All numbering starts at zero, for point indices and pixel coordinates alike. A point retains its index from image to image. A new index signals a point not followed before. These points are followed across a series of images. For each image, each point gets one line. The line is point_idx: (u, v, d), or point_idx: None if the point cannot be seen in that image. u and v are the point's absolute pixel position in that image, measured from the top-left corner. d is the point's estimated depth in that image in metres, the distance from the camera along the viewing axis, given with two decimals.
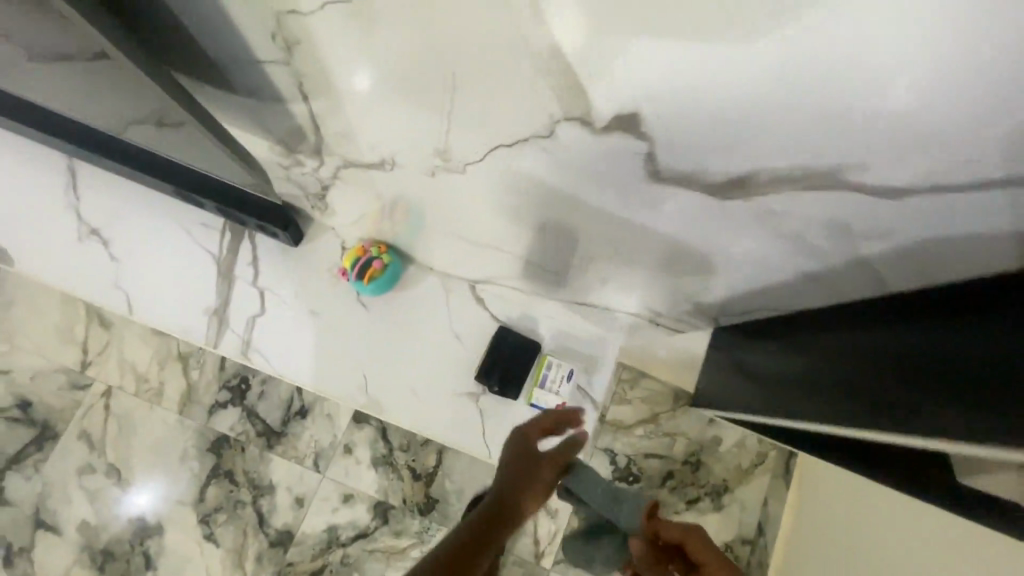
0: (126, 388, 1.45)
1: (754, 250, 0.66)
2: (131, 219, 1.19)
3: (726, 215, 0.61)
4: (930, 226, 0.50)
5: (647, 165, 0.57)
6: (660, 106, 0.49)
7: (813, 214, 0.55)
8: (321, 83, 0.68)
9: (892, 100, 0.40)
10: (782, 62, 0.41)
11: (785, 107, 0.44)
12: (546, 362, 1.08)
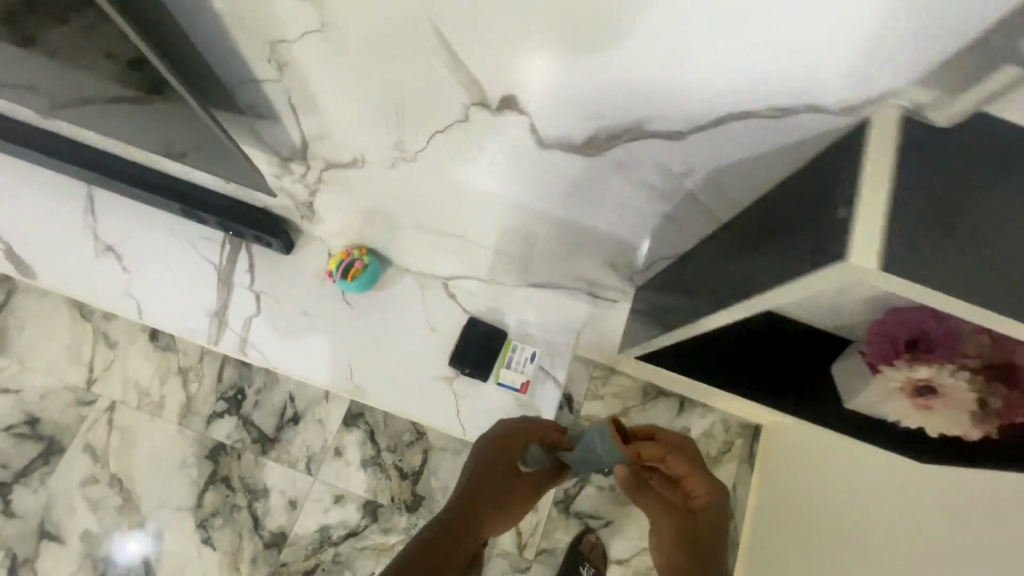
0: (129, 402, 1.52)
1: (630, 198, 0.65)
2: (139, 232, 1.15)
3: (593, 171, 0.61)
4: (761, 141, 0.50)
5: (581, 156, 0.58)
6: (568, 105, 0.51)
7: (663, 154, 0.55)
8: (306, 103, 0.62)
9: (775, 70, 0.43)
10: (670, 56, 0.43)
11: (678, 96, 0.47)
12: (511, 345, 1.12)
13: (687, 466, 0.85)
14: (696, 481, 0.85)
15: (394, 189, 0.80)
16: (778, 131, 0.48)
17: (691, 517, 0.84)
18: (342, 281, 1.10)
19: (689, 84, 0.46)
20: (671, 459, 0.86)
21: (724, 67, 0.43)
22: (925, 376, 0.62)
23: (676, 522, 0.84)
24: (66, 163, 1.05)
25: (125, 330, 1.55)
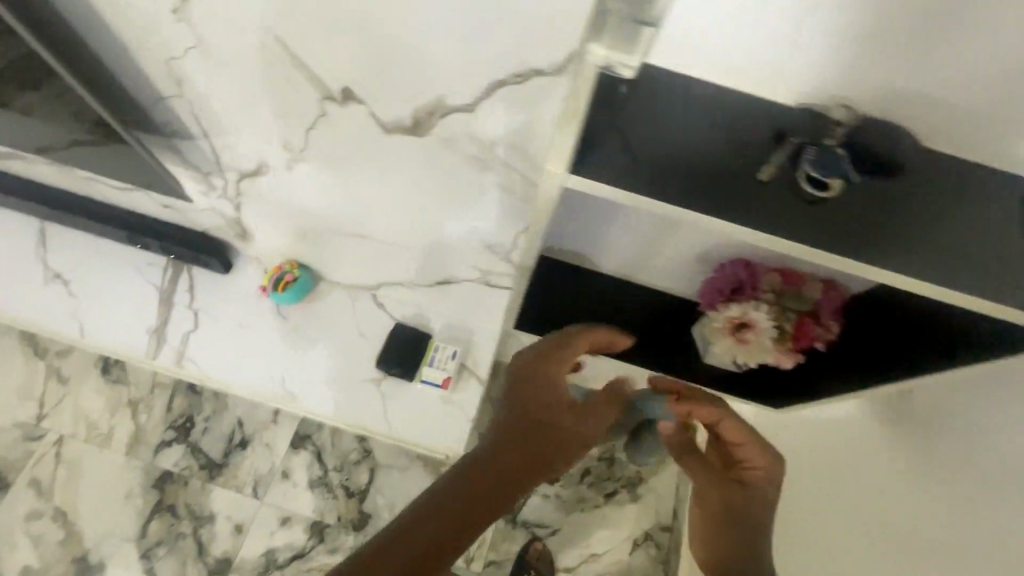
0: (78, 435, 1.54)
1: (471, 178, 0.72)
2: (85, 260, 1.24)
3: (437, 155, 0.68)
4: (536, 98, 0.57)
5: (416, 137, 0.65)
6: (376, 83, 0.59)
7: (473, 129, 0.62)
8: (206, 117, 0.74)
9: (514, 29, 0.51)
10: (427, 24, 0.52)
11: (455, 66, 0.55)
12: (432, 344, 1.20)
13: (743, 433, 0.81)
14: (748, 449, 0.81)
15: (301, 194, 0.91)
16: (540, 89, 0.56)
17: (739, 487, 0.81)
18: (273, 292, 1.19)
19: (459, 55, 0.54)
20: (725, 423, 0.81)
21: (474, 33, 0.52)
22: None
23: (716, 495, 0.81)
24: (21, 198, 1.17)
25: (77, 365, 1.60)
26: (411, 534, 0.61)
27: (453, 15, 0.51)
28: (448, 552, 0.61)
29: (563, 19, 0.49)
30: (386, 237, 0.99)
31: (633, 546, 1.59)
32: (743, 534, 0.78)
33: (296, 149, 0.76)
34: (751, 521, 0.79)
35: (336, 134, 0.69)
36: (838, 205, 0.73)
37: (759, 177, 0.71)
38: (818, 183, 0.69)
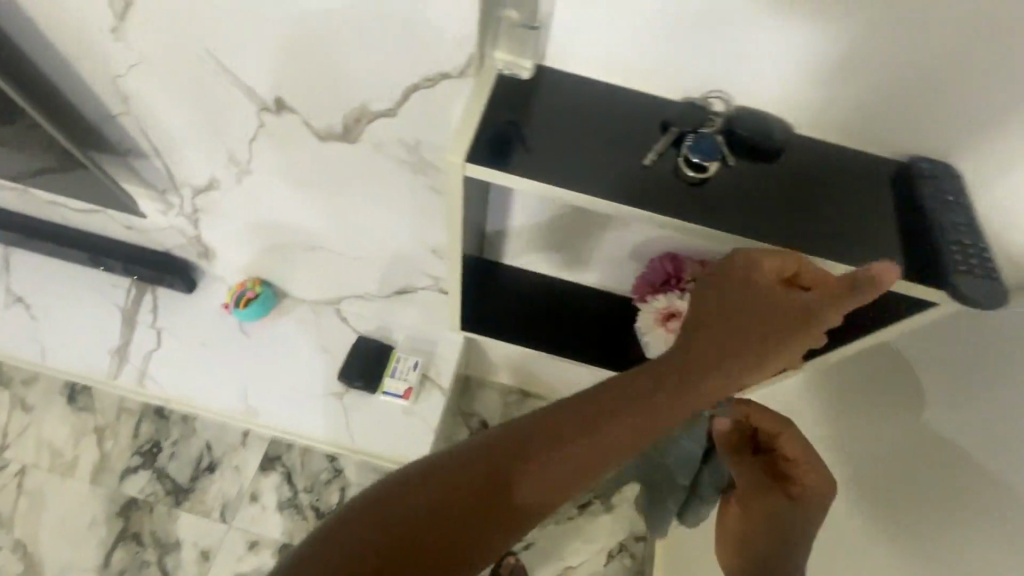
0: (41, 464, 1.52)
1: (404, 183, 0.78)
2: (50, 283, 1.26)
3: (370, 163, 0.75)
4: (445, 101, 0.63)
5: (347, 142, 0.72)
6: (306, 92, 0.66)
7: (398, 135, 0.69)
8: (157, 133, 0.80)
9: (415, 38, 0.57)
10: (340, 36, 0.58)
11: (371, 75, 0.62)
12: (393, 355, 1.22)
13: (802, 448, 0.62)
14: (803, 467, 0.62)
15: (255, 206, 0.94)
16: (447, 93, 0.62)
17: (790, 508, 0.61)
18: (236, 309, 1.21)
19: (372, 62, 0.60)
20: (785, 441, 0.62)
21: (382, 43, 0.58)
22: (665, 306, 0.76)
23: (764, 511, 0.62)
24: None
25: (43, 394, 1.58)
26: (444, 479, 0.50)
27: (361, 27, 0.57)
28: (477, 511, 0.49)
29: (454, 28, 0.55)
30: (340, 247, 1.02)
31: (608, 558, 1.53)
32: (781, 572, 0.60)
33: (242, 163, 0.82)
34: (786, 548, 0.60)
35: (277, 143, 0.75)
36: (717, 184, 0.59)
37: (641, 162, 0.58)
38: (694, 164, 0.57)
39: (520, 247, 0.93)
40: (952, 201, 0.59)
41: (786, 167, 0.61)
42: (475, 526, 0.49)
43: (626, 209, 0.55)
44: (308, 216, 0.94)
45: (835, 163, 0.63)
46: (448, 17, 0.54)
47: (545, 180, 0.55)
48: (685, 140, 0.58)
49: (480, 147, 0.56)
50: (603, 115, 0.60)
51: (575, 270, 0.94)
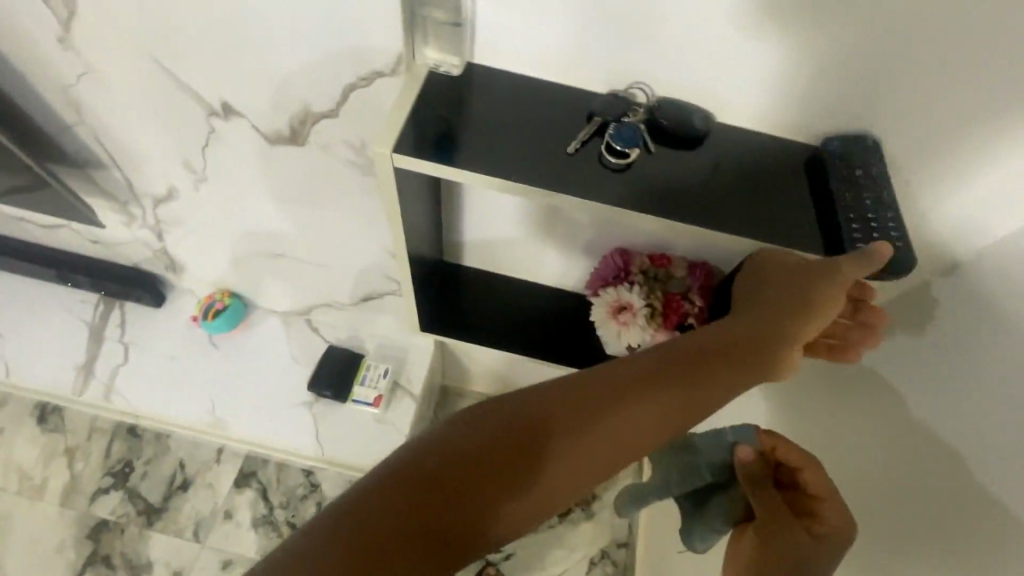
0: (9, 487, 1.48)
1: (355, 181, 0.79)
2: (18, 301, 1.26)
3: (319, 163, 0.77)
4: (380, 99, 0.66)
5: (295, 143, 0.75)
6: (249, 91, 0.69)
7: (343, 135, 0.71)
8: (116, 141, 0.83)
9: (347, 38, 0.60)
10: (277, 39, 0.62)
11: (309, 75, 0.65)
12: (363, 363, 1.21)
13: (823, 481, 0.57)
14: (828, 503, 0.56)
15: (217, 213, 0.95)
16: (382, 92, 0.65)
17: (812, 544, 0.52)
18: (204, 321, 1.21)
19: (310, 64, 0.64)
20: (810, 475, 0.57)
21: (318, 44, 0.61)
22: (615, 298, 0.78)
23: (784, 551, 0.51)
24: None
25: (12, 416, 1.54)
26: (447, 447, 0.50)
27: (294, 30, 0.60)
28: (480, 483, 0.48)
29: (381, 28, 0.58)
30: (303, 254, 1.02)
31: (590, 565, 1.42)
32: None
33: (198, 169, 0.85)
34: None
35: (227, 143, 0.78)
36: (642, 170, 0.60)
37: (565, 151, 0.60)
38: (616, 151, 0.59)
39: (477, 248, 0.94)
40: (858, 177, 0.59)
41: (711, 153, 0.62)
42: (476, 500, 0.48)
43: (553, 194, 0.57)
44: (270, 221, 0.94)
45: (756, 147, 0.64)
46: (375, 16, 0.57)
47: (473, 168, 0.57)
48: (607, 128, 0.59)
49: (412, 139, 0.58)
50: (531, 109, 0.61)
51: (534, 269, 0.95)
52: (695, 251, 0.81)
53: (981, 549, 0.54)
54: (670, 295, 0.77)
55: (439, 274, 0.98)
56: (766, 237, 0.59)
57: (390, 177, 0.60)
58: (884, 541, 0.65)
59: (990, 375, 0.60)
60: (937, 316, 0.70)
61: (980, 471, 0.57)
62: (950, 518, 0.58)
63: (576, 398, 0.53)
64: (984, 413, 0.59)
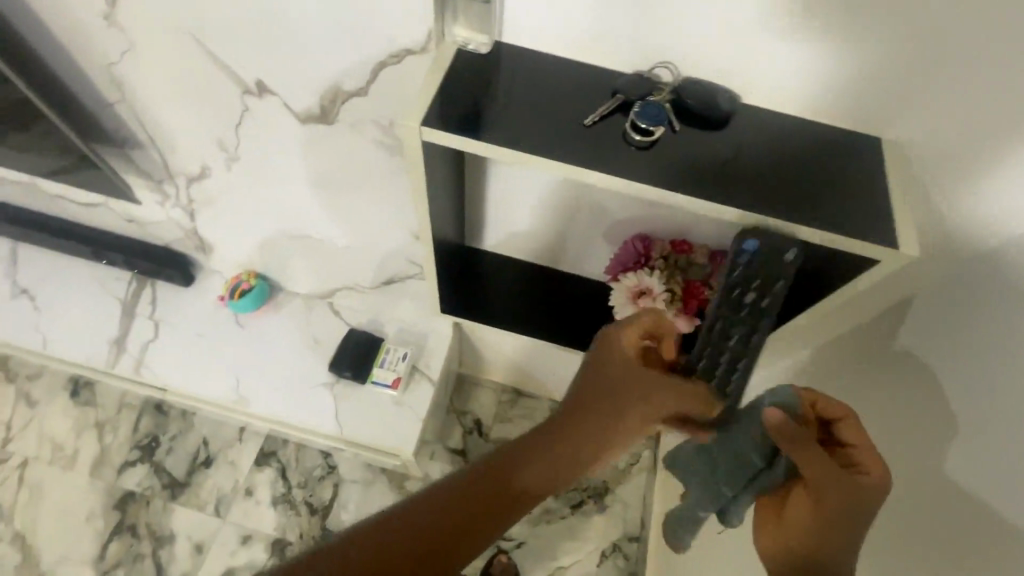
0: (42, 457, 1.51)
1: (381, 162, 0.81)
2: (57, 276, 1.31)
3: (346, 142, 0.79)
4: (407, 78, 0.67)
5: (325, 122, 0.77)
6: (281, 68, 0.71)
7: (370, 114, 0.73)
8: (153, 117, 0.86)
9: (377, 18, 0.62)
10: (310, 18, 0.64)
11: (340, 54, 0.67)
12: (383, 346, 1.22)
13: (856, 432, 0.56)
14: (865, 453, 0.55)
15: (248, 192, 0.98)
16: (409, 72, 0.66)
17: (861, 503, 0.52)
18: (230, 301, 1.24)
19: (341, 43, 0.65)
20: (845, 425, 0.57)
21: (349, 22, 0.63)
22: (635, 283, 0.78)
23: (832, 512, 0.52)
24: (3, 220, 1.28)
25: (47, 388, 1.58)
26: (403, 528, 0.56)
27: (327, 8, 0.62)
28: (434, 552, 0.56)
29: (409, 8, 0.60)
30: (329, 235, 1.04)
31: (601, 558, 1.42)
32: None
33: (230, 148, 0.87)
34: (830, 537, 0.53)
35: (259, 120, 0.80)
36: (667, 151, 0.59)
37: (582, 123, 0.60)
38: (641, 130, 0.59)
39: (499, 232, 0.95)
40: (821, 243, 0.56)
41: (738, 134, 0.61)
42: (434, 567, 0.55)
43: (581, 170, 0.57)
44: (300, 199, 0.96)
45: (784, 130, 0.63)
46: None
47: (501, 143, 0.57)
48: (634, 106, 0.60)
49: (441, 113, 0.59)
50: (557, 89, 0.62)
51: (555, 255, 0.96)
52: (717, 240, 0.81)
53: (981, 551, 0.55)
54: (690, 282, 0.79)
55: (461, 259, 0.99)
56: (780, 214, 0.57)
57: (419, 152, 0.61)
58: (913, 536, 0.65)
59: (979, 378, 0.60)
60: (939, 316, 0.69)
61: (970, 475, 0.59)
62: (952, 521, 0.60)
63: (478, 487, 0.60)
64: (980, 414, 0.59)
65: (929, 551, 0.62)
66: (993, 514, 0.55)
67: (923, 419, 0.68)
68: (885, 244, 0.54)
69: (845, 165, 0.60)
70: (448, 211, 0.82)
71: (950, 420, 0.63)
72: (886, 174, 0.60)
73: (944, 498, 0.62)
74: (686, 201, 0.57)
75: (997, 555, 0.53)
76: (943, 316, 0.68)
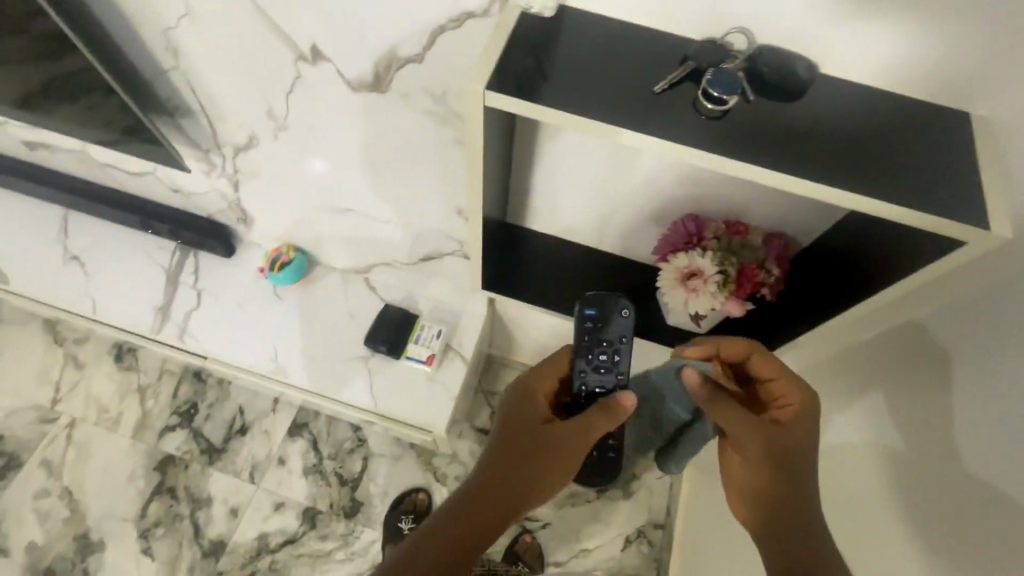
0: (88, 418, 1.56)
1: (429, 133, 0.81)
2: (106, 244, 1.35)
3: (396, 112, 0.79)
4: (464, 46, 0.66)
5: (376, 90, 0.76)
6: (336, 33, 0.70)
7: (423, 82, 0.72)
8: (205, 83, 0.87)
9: None
10: None
11: (398, 18, 0.66)
12: (418, 322, 1.23)
13: (773, 366, 0.71)
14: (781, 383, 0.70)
15: (293, 162, 0.98)
16: (466, 39, 0.65)
17: (781, 431, 0.67)
18: (271, 272, 1.24)
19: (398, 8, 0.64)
20: (755, 359, 0.72)
21: None
22: (686, 264, 0.77)
23: (759, 443, 0.66)
24: (58, 189, 1.32)
25: (94, 352, 1.64)
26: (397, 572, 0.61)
27: None
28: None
29: None
30: (370, 208, 1.04)
31: (625, 544, 1.41)
32: (804, 507, 0.64)
33: (279, 117, 0.88)
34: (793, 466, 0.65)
35: (310, 87, 0.79)
36: (740, 120, 0.57)
37: (651, 90, 0.58)
38: (714, 99, 0.56)
39: (543, 210, 0.94)
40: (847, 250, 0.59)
41: (811, 106, 0.58)
42: None
43: (648, 139, 0.55)
44: (345, 171, 0.96)
45: (861, 105, 0.59)
46: None
47: (565, 109, 0.56)
48: (706, 74, 0.56)
49: (503, 77, 0.57)
50: (619, 57, 0.60)
51: (601, 234, 0.94)
52: (772, 221, 0.79)
53: (997, 543, 0.59)
54: (744, 264, 0.77)
55: (503, 236, 0.98)
56: (865, 191, 0.53)
57: (479, 118, 0.59)
58: (936, 525, 0.67)
59: (1007, 381, 0.62)
60: (969, 316, 0.70)
61: (993, 473, 0.62)
62: (966, 513, 0.64)
63: (462, 515, 0.68)
64: (1003, 412, 0.62)
65: (941, 541, 0.66)
66: (1010, 509, 0.58)
67: (941, 417, 0.71)
68: (974, 226, 0.51)
69: (929, 143, 0.57)
70: (497, 185, 0.81)
71: (967, 419, 0.66)
72: (974, 151, 0.56)
73: (954, 490, 0.66)
74: (762, 174, 0.54)
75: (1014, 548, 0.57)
76: (977, 315, 0.69)
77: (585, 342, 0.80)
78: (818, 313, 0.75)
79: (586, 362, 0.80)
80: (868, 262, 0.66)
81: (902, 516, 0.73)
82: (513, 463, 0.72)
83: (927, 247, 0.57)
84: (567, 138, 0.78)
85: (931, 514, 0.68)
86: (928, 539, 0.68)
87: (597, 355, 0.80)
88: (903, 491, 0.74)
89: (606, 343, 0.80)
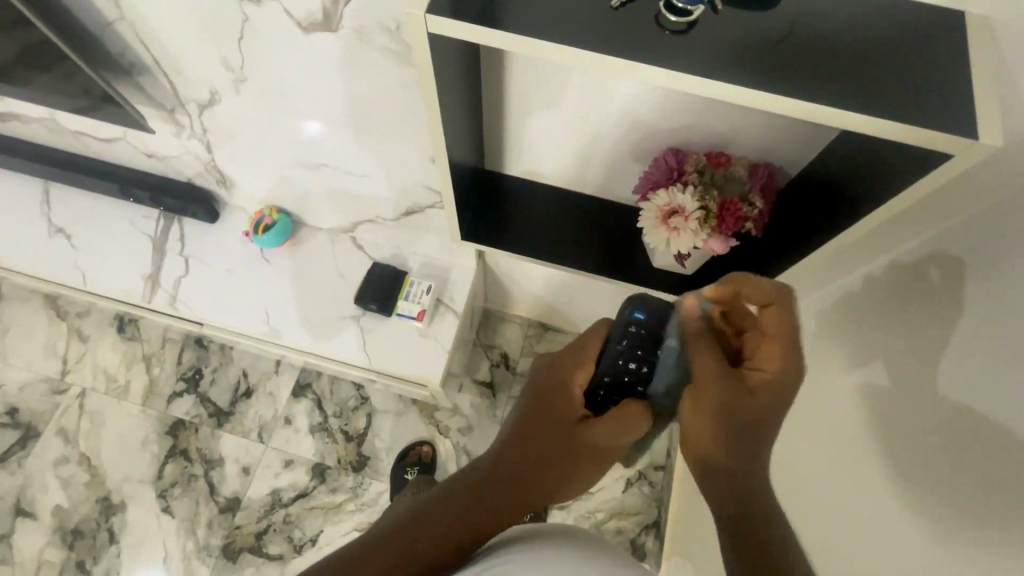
0: (98, 388, 1.60)
1: (390, 74, 0.77)
2: (93, 216, 1.33)
3: (353, 53, 0.75)
4: None
5: (328, 30, 0.72)
6: None
7: (374, 18, 0.68)
8: (153, 31, 0.83)
9: None
10: None
11: None
12: (407, 279, 1.21)
13: (780, 325, 0.61)
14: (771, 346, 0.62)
15: (263, 116, 0.94)
16: None
17: (746, 399, 0.60)
18: (255, 235, 1.22)
19: None
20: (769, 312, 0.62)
21: None
22: (667, 203, 0.74)
23: (722, 398, 0.61)
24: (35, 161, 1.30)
25: (96, 325, 1.66)
26: (400, 541, 0.57)
27: None
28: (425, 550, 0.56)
29: None
30: (347, 161, 1.01)
31: (626, 485, 1.43)
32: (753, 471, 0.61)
33: (236, 68, 0.85)
34: (748, 435, 0.61)
35: (260, 29, 0.75)
36: (708, 31, 0.53)
37: (609, 5, 0.54)
38: (679, 10, 0.52)
39: (522, 154, 0.91)
40: None
41: (787, 12, 0.54)
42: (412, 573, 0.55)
43: (611, 60, 0.50)
44: (316, 122, 0.92)
45: (844, 12, 0.54)
46: None
47: (519, 32, 0.51)
48: None
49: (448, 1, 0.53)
50: None
51: (583, 176, 0.92)
52: (757, 151, 0.76)
53: (994, 473, 0.58)
54: (726, 198, 0.74)
55: (480, 186, 0.97)
56: (842, 105, 0.49)
57: (428, 51, 0.56)
58: (943, 463, 0.65)
59: (1005, 311, 0.60)
60: (965, 247, 0.67)
61: (997, 409, 0.59)
62: (960, 439, 0.63)
63: (475, 487, 0.62)
64: (1006, 344, 0.59)
65: (946, 481, 0.65)
66: (1006, 441, 0.57)
67: (937, 349, 0.69)
68: (961, 138, 0.47)
69: (916, 51, 0.52)
70: (467, 128, 0.77)
71: (963, 355, 0.65)
72: (967, 57, 0.51)
73: (958, 428, 0.64)
74: (729, 91, 0.50)
75: (1010, 475, 0.56)
76: (970, 241, 0.66)
77: (619, 348, 0.72)
78: (801, 246, 0.73)
79: (611, 365, 0.72)
80: (852, 189, 0.63)
81: (908, 454, 0.71)
82: (531, 451, 0.65)
83: (919, 164, 0.53)
84: (538, 71, 0.73)
85: (939, 453, 0.66)
86: (932, 472, 0.67)
87: (628, 363, 0.71)
88: (908, 428, 0.72)
89: (642, 355, 0.72)
